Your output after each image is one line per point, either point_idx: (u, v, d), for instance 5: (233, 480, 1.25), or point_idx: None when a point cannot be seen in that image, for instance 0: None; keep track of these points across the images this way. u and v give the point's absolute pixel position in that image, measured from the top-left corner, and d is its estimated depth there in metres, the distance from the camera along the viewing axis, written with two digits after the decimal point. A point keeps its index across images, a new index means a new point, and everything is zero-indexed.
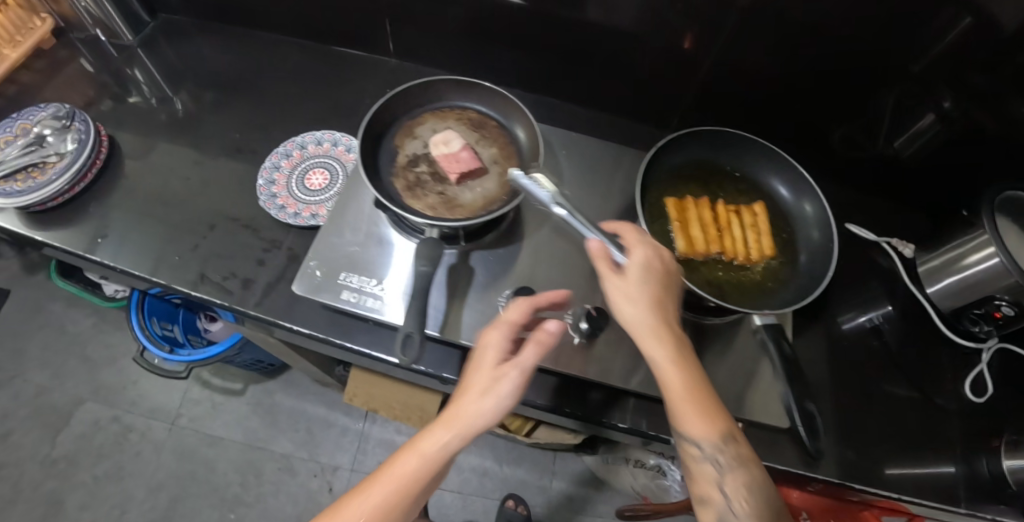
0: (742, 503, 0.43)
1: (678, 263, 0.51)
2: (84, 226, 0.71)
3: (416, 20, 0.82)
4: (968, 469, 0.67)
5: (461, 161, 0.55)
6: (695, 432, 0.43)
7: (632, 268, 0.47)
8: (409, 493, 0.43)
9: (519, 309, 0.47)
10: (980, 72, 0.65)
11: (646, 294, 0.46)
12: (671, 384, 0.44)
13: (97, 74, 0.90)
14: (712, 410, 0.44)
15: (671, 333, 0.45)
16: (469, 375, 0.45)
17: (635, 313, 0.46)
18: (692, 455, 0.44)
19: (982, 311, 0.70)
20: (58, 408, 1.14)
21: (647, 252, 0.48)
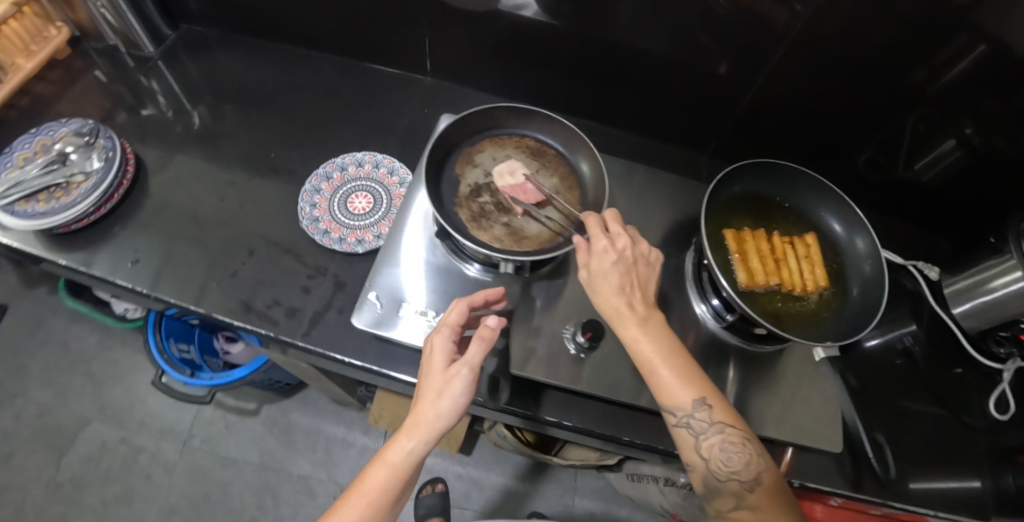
0: (719, 463, 0.46)
1: (653, 251, 0.55)
2: (113, 249, 0.68)
3: (453, 40, 0.81)
4: (997, 484, 0.69)
5: (527, 194, 0.58)
6: (667, 402, 0.47)
7: (597, 259, 0.51)
8: (391, 492, 0.47)
9: (457, 311, 0.52)
10: (1002, 104, 0.66)
11: (614, 282, 0.49)
12: (644, 362, 0.48)
13: (111, 85, 0.86)
14: (685, 379, 0.47)
15: (636, 316, 0.49)
16: (426, 378, 0.50)
17: (604, 301, 0.50)
18: (669, 423, 0.48)
19: (1008, 333, 0.72)
20: (64, 429, 1.11)
21: (608, 243, 0.51)
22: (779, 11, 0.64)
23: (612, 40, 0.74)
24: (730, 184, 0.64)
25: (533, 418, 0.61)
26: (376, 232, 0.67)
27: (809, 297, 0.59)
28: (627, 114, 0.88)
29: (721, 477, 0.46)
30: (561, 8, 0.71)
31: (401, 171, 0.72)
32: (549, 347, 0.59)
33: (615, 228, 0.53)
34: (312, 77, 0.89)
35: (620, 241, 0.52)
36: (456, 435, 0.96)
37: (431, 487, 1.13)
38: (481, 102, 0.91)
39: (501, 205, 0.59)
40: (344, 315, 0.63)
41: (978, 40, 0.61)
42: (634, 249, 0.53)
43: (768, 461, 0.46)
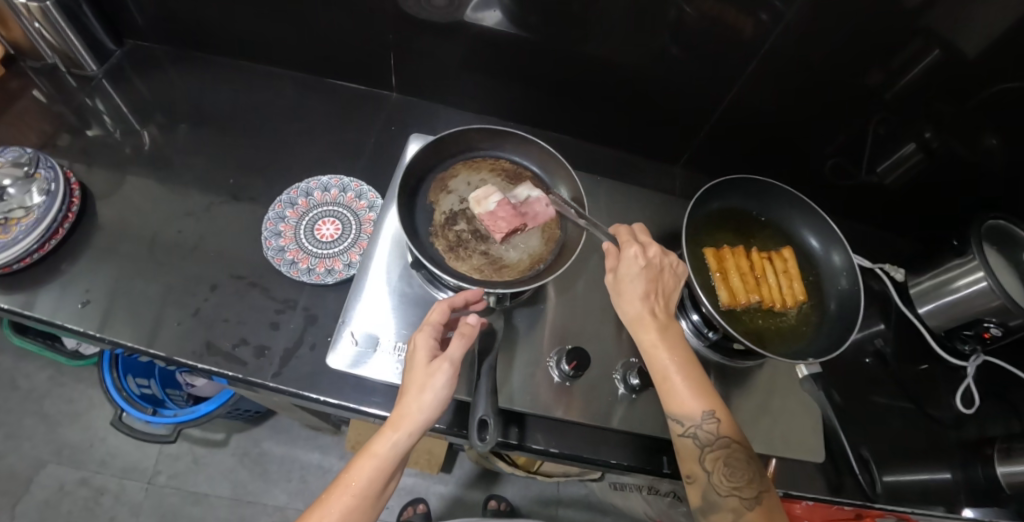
0: (722, 477, 0.47)
1: (677, 260, 0.56)
2: (56, 290, 0.63)
3: (419, 55, 0.79)
4: (969, 478, 0.70)
5: (501, 224, 0.59)
6: (678, 410, 0.48)
7: (626, 263, 0.53)
8: (372, 488, 0.46)
9: (440, 309, 0.52)
10: (958, 106, 0.68)
11: (640, 288, 0.52)
12: (659, 369, 0.50)
13: (50, 105, 0.80)
14: (696, 390, 0.49)
15: (657, 323, 0.51)
16: (410, 374, 0.49)
17: (628, 305, 0.52)
18: (676, 431, 0.48)
19: (972, 332, 0.74)
20: (15, 474, 1.04)
21: (639, 250, 0.53)
22: (745, 19, 0.64)
23: (582, 52, 0.73)
24: (708, 203, 0.67)
25: (519, 447, 0.58)
26: (346, 260, 0.67)
27: (788, 312, 0.64)
28: (597, 126, 0.87)
29: (722, 492, 0.47)
30: (527, 20, 0.69)
31: (369, 195, 0.73)
32: (532, 375, 0.59)
33: (645, 237, 0.56)
34: (272, 96, 0.85)
35: (651, 249, 0.54)
36: (436, 457, 0.95)
37: (412, 509, 1.10)
38: (450, 118, 0.89)
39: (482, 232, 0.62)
40: (318, 352, 0.62)
41: (934, 45, 0.62)
42: (664, 258, 0.54)
43: (767, 481, 0.48)
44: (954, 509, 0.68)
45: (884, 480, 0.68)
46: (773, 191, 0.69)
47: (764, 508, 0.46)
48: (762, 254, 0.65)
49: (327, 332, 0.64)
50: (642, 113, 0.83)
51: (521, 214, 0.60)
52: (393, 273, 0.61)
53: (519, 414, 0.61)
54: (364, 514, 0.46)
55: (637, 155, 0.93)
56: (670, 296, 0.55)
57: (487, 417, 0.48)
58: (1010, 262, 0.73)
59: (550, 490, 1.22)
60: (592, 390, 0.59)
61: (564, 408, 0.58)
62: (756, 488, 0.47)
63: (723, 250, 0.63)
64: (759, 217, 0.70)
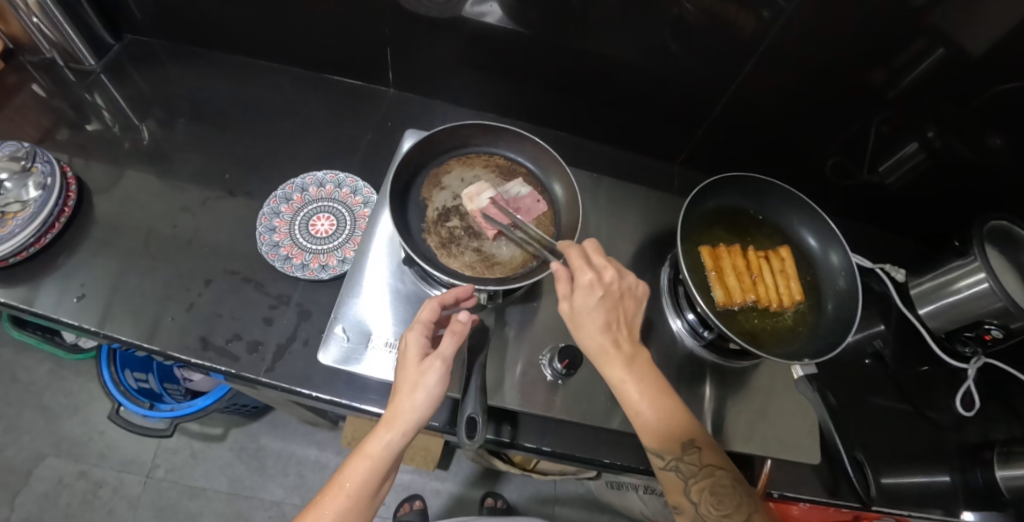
0: (709, 506, 0.47)
1: (637, 281, 0.54)
2: (52, 284, 0.63)
3: (416, 51, 0.79)
4: (967, 481, 0.70)
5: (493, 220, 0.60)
6: (655, 445, 0.48)
7: (582, 295, 0.50)
8: (366, 491, 0.45)
9: (430, 307, 0.51)
10: (961, 106, 0.67)
11: (598, 321, 0.49)
12: (629, 404, 0.48)
13: (49, 99, 0.80)
14: (671, 422, 0.47)
15: (621, 356, 0.49)
16: (401, 373, 0.48)
17: (589, 337, 0.50)
18: (659, 465, 0.48)
19: (973, 333, 0.73)
20: (14, 466, 1.05)
21: (594, 277, 0.50)
22: (746, 16, 0.63)
23: (580, 48, 0.72)
24: (704, 202, 0.67)
25: (512, 445, 0.59)
26: (341, 256, 0.67)
27: (785, 312, 0.63)
28: (595, 122, 0.87)
29: (711, 521, 0.46)
30: (526, 15, 0.68)
31: (365, 191, 0.73)
32: (525, 373, 0.58)
33: (599, 259, 0.53)
34: (269, 92, 0.85)
35: (607, 274, 0.51)
36: (432, 455, 0.95)
37: (408, 505, 1.10)
38: (447, 114, 0.89)
39: (473, 229, 0.62)
40: (310, 347, 0.62)
41: (939, 43, 0.61)
42: (620, 282, 0.52)
43: (756, 503, 0.48)
44: (952, 512, 0.67)
45: (883, 482, 0.68)
46: (771, 189, 0.69)
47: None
48: (758, 253, 0.65)
49: (321, 328, 0.63)
50: (641, 111, 0.82)
51: (517, 207, 0.62)
52: (388, 270, 0.61)
53: (512, 412, 0.60)
54: (360, 515, 0.46)
55: (636, 153, 0.92)
56: (632, 320, 0.53)
57: (477, 415, 0.49)
58: (1013, 263, 0.72)
59: (548, 488, 1.22)
60: (585, 389, 0.59)
61: (557, 407, 0.57)
62: (744, 514, 0.46)
63: (718, 249, 0.63)
64: (756, 216, 0.70)
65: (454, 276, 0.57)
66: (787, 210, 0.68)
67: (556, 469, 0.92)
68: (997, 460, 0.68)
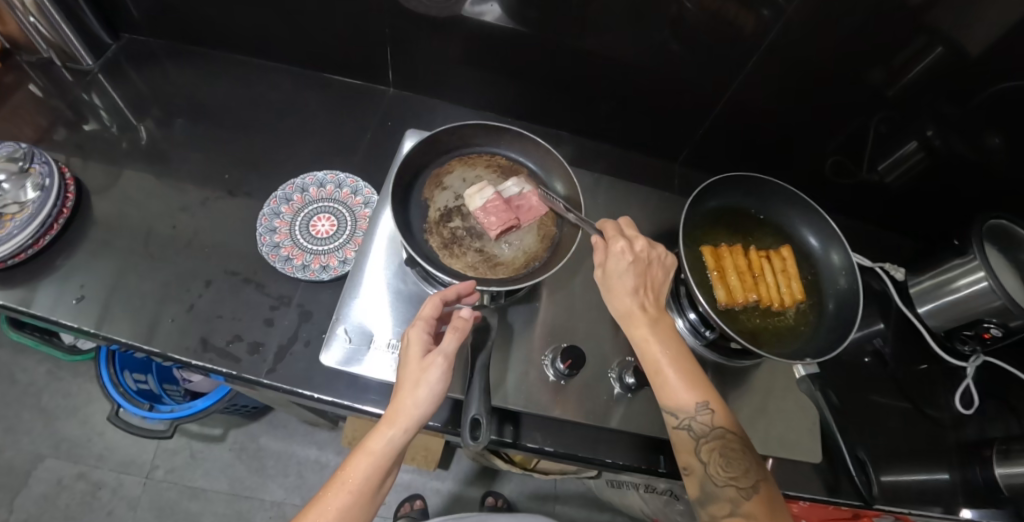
0: (718, 467, 0.47)
1: (668, 252, 0.55)
2: (52, 285, 0.63)
3: (416, 50, 0.78)
4: (967, 478, 0.70)
5: (495, 220, 0.59)
6: (671, 403, 0.48)
7: (614, 259, 0.52)
8: (368, 489, 0.45)
9: (432, 304, 0.51)
10: (960, 105, 0.67)
11: (626, 283, 0.52)
12: (651, 361, 0.49)
13: (46, 99, 0.79)
14: (688, 381, 0.48)
15: (647, 317, 0.51)
16: (403, 370, 0.48)
17: (618, 300, 0.52)
18: (671, 424, 0.48)
19: (973, 332, 0.73)
20: (13, 468, 1.05)
21: (626, 244, 0.53)
22: (746, 15, 0.63)
23: (580, 47, 0.72)
24: (707, 199, 0.67)
25: (514, 445, 0.58)
26: (342, 256, 0.67)
27: (786, 311, 0.63)
28: (596, 121, 0.87)
29: (720, 482, 0.46)
30: (527, 14, 0.68)
31: (365, 191, 0.73)
32: (527, 374, 0.58)
33: (631, 231, 0.55)
34: (268, 91, 0.85)
35: (637, 244, 0.54)
36: (433, 454, 0.95)
37: (409, 505, 1.10)
38: (447, 113, 0.88)
39: (478, 230, 0.62)
40: (312, 348, 0.62)
41: (938, 42, 0.61)
42: (651, 251, 0.54)
43: (765, 470, 0.47)
44: (952, 509, 0.67)
45: (883, 479, 0.68)
46: (772, 189, 0.69)
47: (762, 497, 0.45)
48: (759, 253, 0.65)
49: (322, 329, 0.63)
50: (641, 109, 0.82)
51: (511, 213, 0.60)
52: (389, 270, 0.61)
53: (514, 412, 0.60)
54: (361, 512, 0.45)
55: (636, 151, 0.92)
56: (660, 289, 0.54)
57: (480, 416, 0.48)
58: (1011, 262, 0.73)
59: (549, 487, 1.22)
60: (587, 389, 0.59)
61: (559, 407, 0.57)
62: (752, 478, 0.46)
63: (720, 248, 0.63)
64: (757, 215, 0.70)
65: (454, 276, 0.57)
66: (787, 210, 0.69)
67: (557, 469, 0.92)
68: (997, 458, 0.68)
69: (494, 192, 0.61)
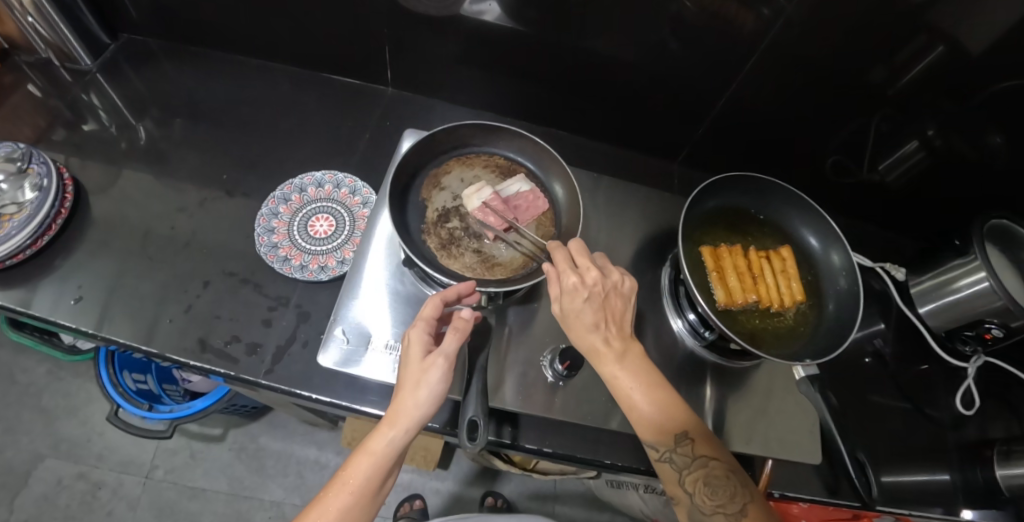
0: (704, 496, 0.46)
1: (621, 277, 0.53)
2: (51, 286, 0.63)
3: (414, 50, 0.78)
4: (967, 479, 0.70)
5: (493, 221, 0.60)
6: (648, 438, 0.47)
7: (567, 299, 0.50)
8: (368, 490, 0.45)
9: (433, 304, 0.51)
10: (961, 104, 0.67)
11: (586, 322, 0.49)
12: (624, 397, 0.48)
13: (44, 99, 0.79)
14: (662, 417, 0.47)
15: (613, 353, 0.49)
16: (404, 371, 0.48)
17: (581, 339, 0.50)
18: (654, 457, 0.48)
19: (974, 333, 0.73)
20: (13, 468, 1.05)
21: (578, 281, 0.50)
22: (746, 14, 0.63)
23: (578, 46, 0.71)
24: (707, 200, 0.67)
25: (513, 447, 0.58)
26: (340, 257, 0.67)
27: (786, 312, 0.63)
28: (596, 121, 0.87)
29: (706, 511, 0.46)
30: (526, 14, 0.68)
31: (364, 191, 0.72)
32: (525, 375, 0.58)
33: (583, 261, 0.52)
34: (267, 91, 0.85)
35: (589, 276, 0.50)
36: (433, 454, 0.95)
37: (408, 505, 1.10)
38: (446, 113, 0.88)
39: (473, 234, 0.61)
40: (310, 349, 0.62)
41: (938, 41, 0.61)
42: (604, 281, 0.51)
43: (754, 492, 0.47)
44: (952, 510, 0.67)
45: (884, 480, 0.68)
46: (772, 189, 0.68)
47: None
48: (759, 253, 0.64)
49: (320, 329, 0.63)
50: (640, 108, 0.82)
51: (503, 216, 0.59)
52: (387, 271, 0.61)
53: (513, 413, 0.60)
54: (362, 513, 0.45)
55: (636, 152, 0.92)
56: (623, 317, 0.52)
57: (479, 418, 0.48)
58: (1013, 262, 0.72)
59: (549, 487, 1.22)
60: (586, 390, 0.59)
61: (558, 408, 0.57)
62: (740, 503, 0.46)
63: (719, 249, 0.63)
64: (757, 215, 0.70)
65: (452, 277, 0.57)
66: (789, 210, 0.68)
67: (557, 469, 0.92)
68: (998, 459, 0.68)
69: (492, 193, 0.62)
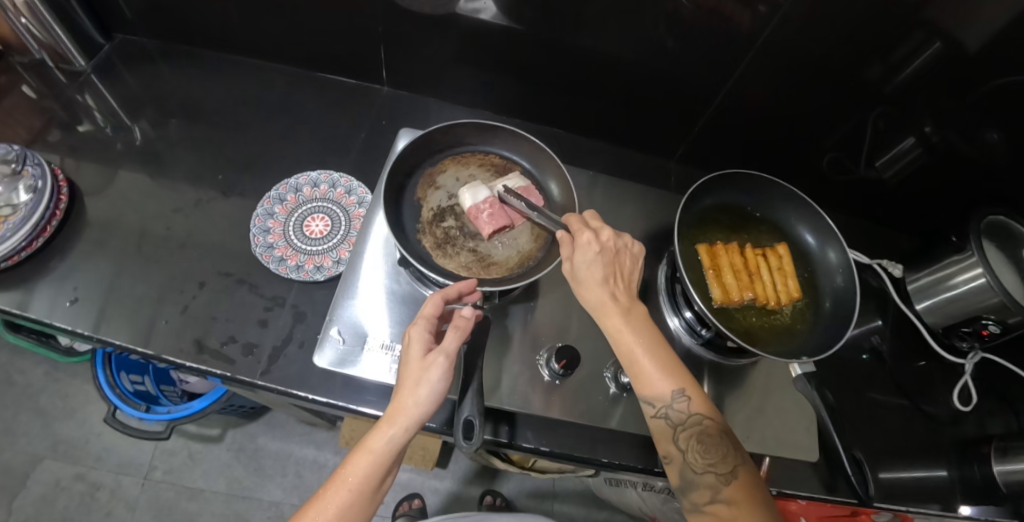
0: (696, 454, 0.46)
1: (633, 242, 0.55)
2: (46, 287, 0.63)
3: (409, 48, 0.78)
4: (964, 475, 0.70)
5: (489, 221, 0.59)
6: (647, 390, 0.47)
7: (581, 252, 0.51)
8: (368, 484, 0.45)
9: (433, 303, 0.50)
10: (958, 100, 0.67)
11: (593, 272, 0.50)
12: (626, 352, 0.48)
13: (39, 100, 0.79)
14: (661, 370, 0.47)
15: (619, 308, 0.49)
16: (404, 370, 0.48)
17: (588, 292, 0.50)
18: (649, 413, 0.48)
19: (970, 329, 0.73)
20: (12, 469, 1.05)
21: (593, 235, 0.51)
22: (741, 11, 0.63)
23: (574, 44, 0.71)
24: (703, 197, 0.67)
25: (510, 446, 0.58)
26: (336, 256, 0.67)
27: (783, 310, 0.63)
28: (592, 120, 0.86)
29: (698, 469, 0.46)
30: (521, 12, 0.67)
31: (359, 190, 0.72)
32: (522, 374, 0.58)
33: (596, 223, 0.54)
34: (263, 91, 0.84)
35: (603, 234, 0.53)
36: (431, 453, 0.95)
37: (407, 504, 1.11)
38: (442, 112, 0.88)
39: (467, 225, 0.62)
40: (306, 349, 0.62)
41: (936, 36, 0.61)
42: (617, 240, 0.53)
43: (745, 456, 0.47)
44: (949, 506, 0.67)
45: (881, 477, 0.68)
46: (771, 187, 0.68)
47: (741, 484, 0.45)
48: (755, 251, 0.64)
49: (316, 329, 0.63)
50: (636, 107, 0.82)
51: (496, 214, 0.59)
52: (384, 271, 0.61)
53: (509, 412, 0.60)
54: (360, 511, 0.45)
55: (633, 149, 0.92)
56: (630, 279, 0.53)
57: (473, 418, 0.48)
58: (1010, 259, 0.73)
59: (547, 486, 1.22)
60: (582, 390, 0.59)
61: (554, 407, 0.57)
62: (732, 465, 0.45)
63: (716, 247, 0.63)
64: (754, 213, 0.70)
65: (451, 276, 0.57)
66: (787, 209, 0.68)
67: (555, 468, 0.92)
68: (994, 455, 0.68)
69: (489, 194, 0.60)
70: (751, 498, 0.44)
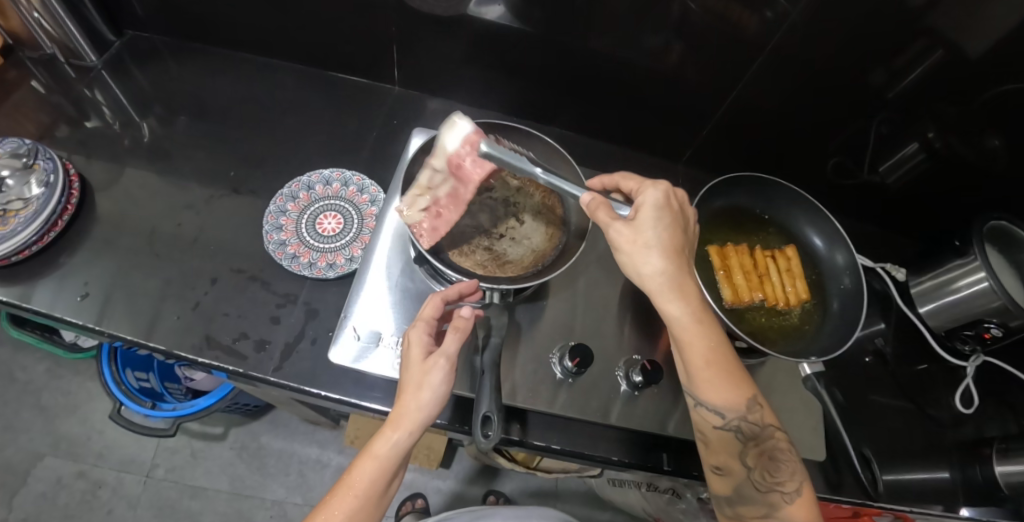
0: (763, 472, 0.47)
1: (695, 215, 0.54)
2: (56, 282, 0.62)
3: (420, 49, 0.79)
4: (966, 475, 0.71)
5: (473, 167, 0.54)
6: (716, 401, 0.47)
7: (647, 218, 0.48)
8: (380, 489, 0.45)
9: (433, 304, 0.51)
10: (960, 107, 0.68)
11: (657, 240, 0.48)
12: (694, 352, 0.47)
13: (48, 96, 0.79)
14: (733, 381, 0.47)
15: (689, 290, 0.48)
16: (405, 372, 0.48)
17: (650, 265, 0.47)
18: (716, 423, 0.48)
19: (973, 332, 0.73)
20: (13, 467, 1.04)
21: (662, 200, 0.50)
22: (750, 16, 0.63)
23: (583, 47, 0.72)
24: (714, 198, 0.68)
25: (520, 443, 0.59)
26: (348, 255, 0.67)
27: (791, 311, 0.64)
28: (600, 123, 0.87)
29: (762, 486, 0.47)
30: (531, 14, 0.68)
31: (371, 189, 0.73)
32: (534, 373, 0.59)
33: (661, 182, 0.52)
34: (272, 89, 0.85)
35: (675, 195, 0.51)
36: (436, 452, 0.95)
37: (409, 504, 1.11)
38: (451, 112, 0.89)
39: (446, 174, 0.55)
40: (318, 346, 0.62)
41: (938, 44, 0.62)
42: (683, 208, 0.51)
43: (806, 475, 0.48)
44: (951, 508, 0.68)
45: (884, 478, 0.69)
46: (775, 189, 0.69)
47: (804, 503, 0.46)
48: (765, 253, 0.66)
49: (328, 327, 0.63)
50: (644, 109, 0.82)
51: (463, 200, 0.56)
52: (395, 269, 0.61)
53: (521, 410, 0.61)
54: (366, 515, 0.45)
55: (640, 152, 0.93)
56: (691, 249, 0.52)
57: (490, 414, 0.48)
58: (1011, 264, 0.74)
59: (549, 486, 1.22)
60: (592, 388, 0.59)
61: (565, 405, 0.58)
62: (796, 484, 0.47)
63: (726, 248, 0.63)
64: (762, 215, 0.70)
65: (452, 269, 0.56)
66: (792, 212, 0.70)
67: (559, 467, 0.93)
68: (996, 456, 0.68)
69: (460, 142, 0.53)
70: (813, 517, 0.46)
